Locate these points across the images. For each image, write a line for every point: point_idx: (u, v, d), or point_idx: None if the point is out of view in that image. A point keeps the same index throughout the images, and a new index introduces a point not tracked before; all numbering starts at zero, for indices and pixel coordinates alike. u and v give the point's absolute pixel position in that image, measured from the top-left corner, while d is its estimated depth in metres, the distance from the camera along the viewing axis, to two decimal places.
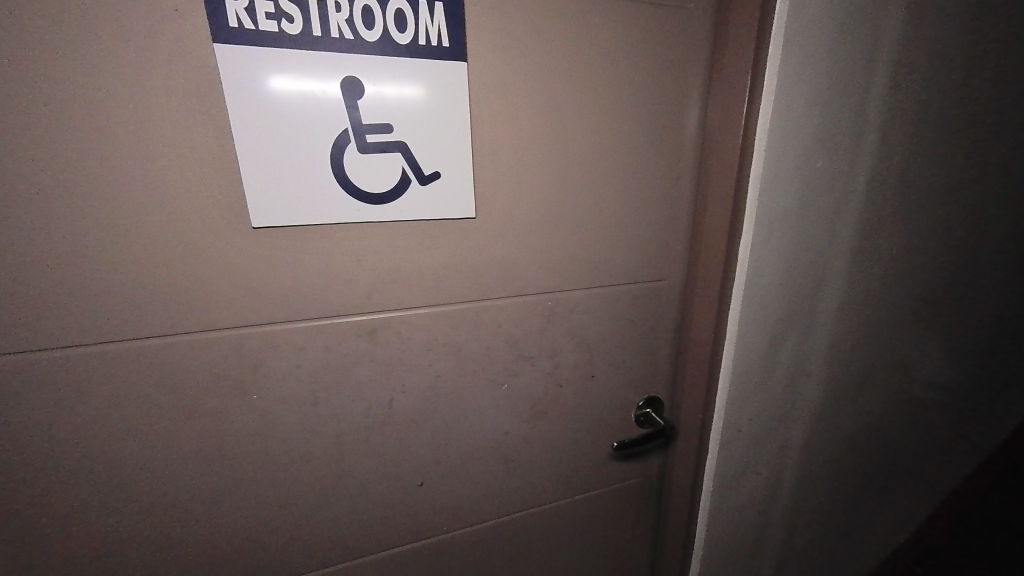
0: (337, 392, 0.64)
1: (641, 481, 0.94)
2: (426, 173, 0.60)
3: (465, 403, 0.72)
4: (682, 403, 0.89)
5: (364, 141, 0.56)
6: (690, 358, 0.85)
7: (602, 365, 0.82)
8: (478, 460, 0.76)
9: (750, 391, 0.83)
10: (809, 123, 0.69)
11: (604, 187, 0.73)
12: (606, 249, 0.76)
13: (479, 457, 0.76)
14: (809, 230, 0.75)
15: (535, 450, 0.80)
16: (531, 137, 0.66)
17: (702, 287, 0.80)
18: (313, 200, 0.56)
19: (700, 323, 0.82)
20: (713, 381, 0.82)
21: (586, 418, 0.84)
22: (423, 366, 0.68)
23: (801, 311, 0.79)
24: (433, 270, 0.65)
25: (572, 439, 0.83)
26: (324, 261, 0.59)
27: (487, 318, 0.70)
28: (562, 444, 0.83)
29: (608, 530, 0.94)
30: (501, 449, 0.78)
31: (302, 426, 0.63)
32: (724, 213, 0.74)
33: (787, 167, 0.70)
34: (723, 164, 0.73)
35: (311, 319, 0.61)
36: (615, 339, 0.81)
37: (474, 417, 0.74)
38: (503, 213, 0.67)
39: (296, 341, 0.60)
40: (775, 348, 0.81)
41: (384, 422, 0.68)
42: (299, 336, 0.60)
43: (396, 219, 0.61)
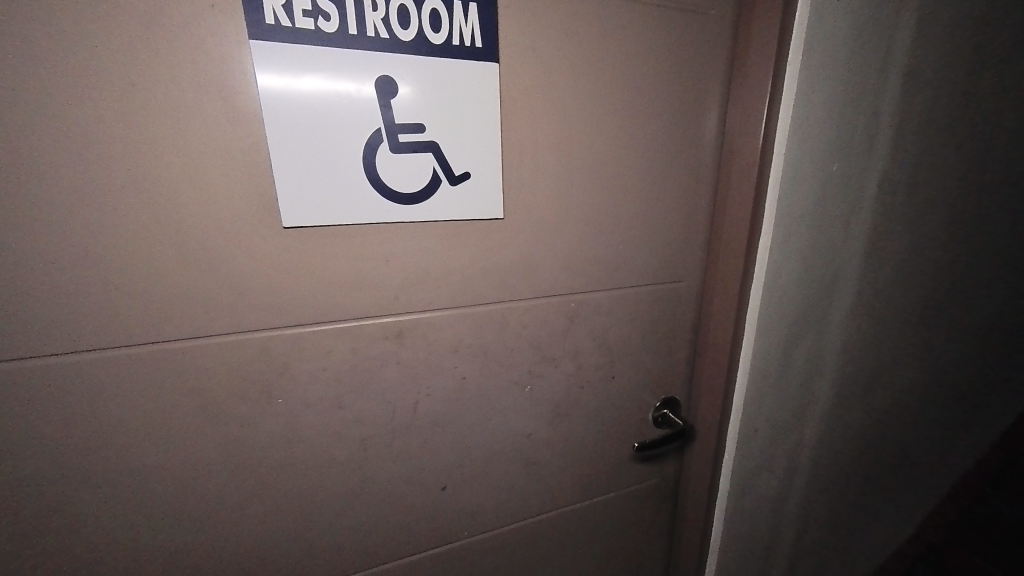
0: (363, 394, 0.63)
1: (658, 482, 0.94)
2: (456, 173, 0.60)
3: (489, 405, 0.72)
4: (699, 404, 0.90)
5: (397, 140, 0.56)
6: (708, 360, 0.86)
7: (623, 367, 0.82)
8: (501, 463, 0.75)
9: (766, 391, 0.84)
10: (828, 127, 0.70)
11: (628, 189, 0.74)
12: (628, 251, 0.77)
13: (502, 460, 0.75)
14: (825, 232, 0.76)
15: (556, 453, 0.80)
16: (559, 138, 0.66)
17: (720, 288, 0.81)
18: (345, 200, 0.55)
19: (718, 324, 0.83)
20: (730, 382, 0.83)
21: (606, 420, 0.83)
22: (448, 368, 0.67)
23: (817, 311, 0.81)
24: (460, 270, 0.65)
25: (593, 441, 0.83)
26: (353, 261, 0.58)
27: (512, 319, 0.70)
28: (582, 446, 0.82)
29: (626, 532, 0.93)
30: (523, 452, 0.77)
31: (327, 430, 0.62)
32: (744, 216, 0.75)
33: (804, 172, 0.72)
34: (743, 167, 0.74)
35: (340, 321, 0.60)
36: (636, 341, 0.82)
37: (498, 419, 0.73)
38: (530, 214, 0.67)
39: (324, 343, 0.59)
40: (792, 348, 0.82)
41: (409, 426, 0.67)
42: (327, 337, 0.59)
43: (426, 219, 0.60)
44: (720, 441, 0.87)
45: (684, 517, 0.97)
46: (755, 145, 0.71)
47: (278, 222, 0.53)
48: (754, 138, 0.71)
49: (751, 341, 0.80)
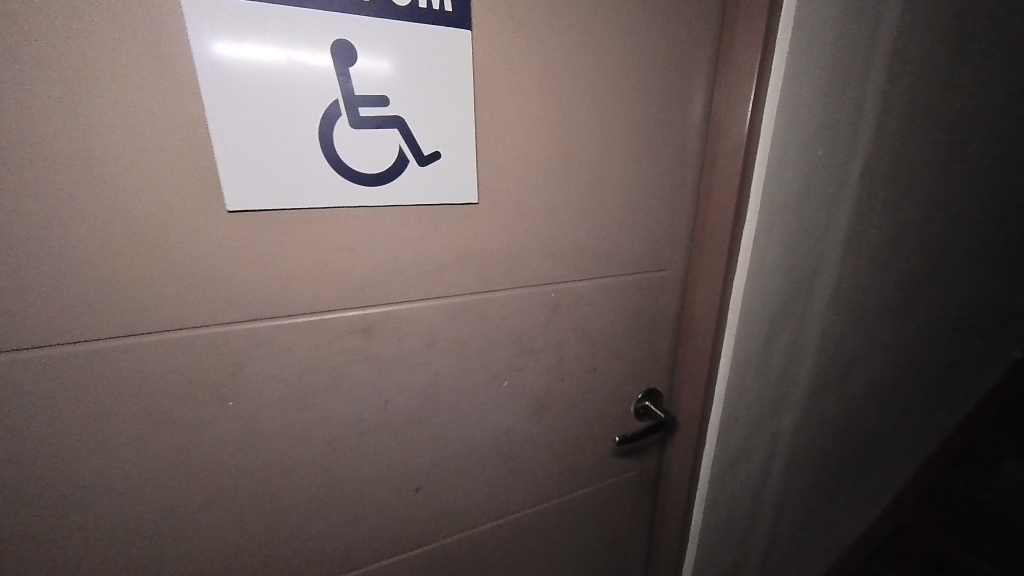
0: (328, 394, 0.58)
1: (640, 475, 0.93)
2: (425, 153, 0.55)
3: (466, 402, 0.68)
4: (681, 395, 0.88)
5: (357, 115, 0.50)
6: (692, 350, 0.84)
7: (605, 359, 0.79)
8: (479, 461, 0.72)
9: (749, 381, 0.83)
10: (813, 109, 0.68)
11: (611, 174, 0.70)
12: (611, 239, 0.73)
13: (480, 458, 0.72)
14: (809, 219, 0.75)
15: (536, 448, 0.78)
16: (539, 116, 0.61)
17: (703, 278, 0.79)
18: (299, 181, 0.49)
19: (701, 314, 0.81)
20: (713, 372, 0.82)
21: (588, 414, 0.81)
22: (421, 363, 0.63)
23: (799, 300, 0.80)
24: (432, 260, 0.60)
25: (574, 435, 0.81)
26: (312, 250, 0.53)
27: (490, 311, 0.66)
28: (564, 440, 0.80)
29: (607, 524, 0.92)
30: (503, 448, 0.74)
31: (289, 433, 0.58)
32: (729, 202, 0.72)
33: (792, 157, 0.69)
34: (729, 152, 0.71)
35: (297, 315, 0.54)
36: (619, 332, 0.79)
37: (476, 416, 0.70)
38: (508, 199, 0.62)
39: (282, 340, 0.54)
40: (773, 338, 0.81)
41: (380, 426, 0.63)
42: (285, 334, 0.54)
43: (393, 204, 0.55)
44: (702, 432, 0.86)
45: (665, 509, 0.95)
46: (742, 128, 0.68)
47: (222, 206, 0.47)
48: (740, 121, 0.68)
49: (733, 331, 0.78)
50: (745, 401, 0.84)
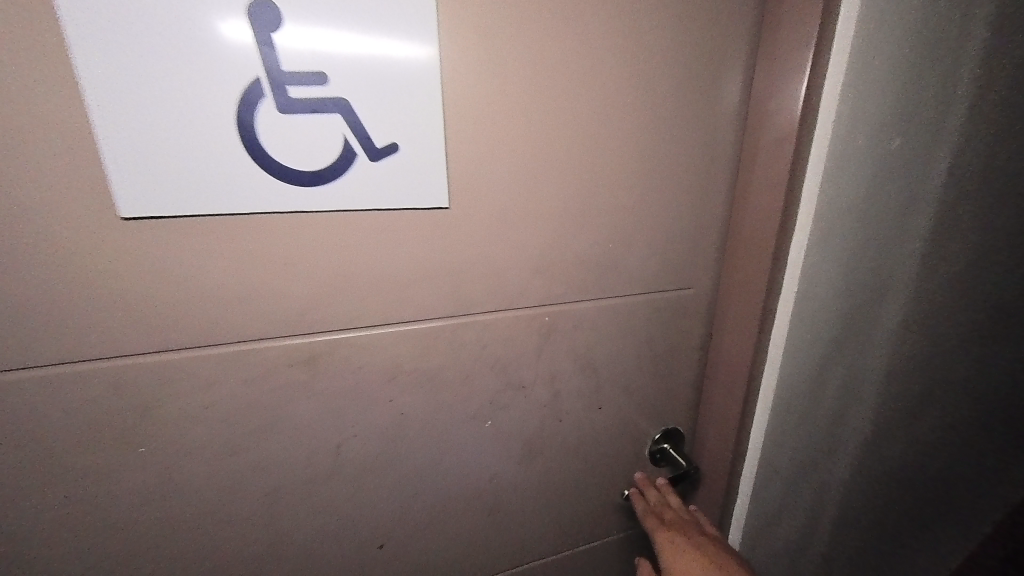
0: (262, 440, 0.47)
1: None
2: (378, 145, 0.43)
3: (440, 446, 0.56)
4: (708, 437, 0.74)
5: (286, 96, 0.39)
6: (723, 385, 0.69)
7: (612, 393, 0.66)
8: (456, 513, 0.61)
9: (795, 426, 0.67)
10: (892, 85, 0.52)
11: (625, 171, 0.56)
12: (623, 251, 0.60)
13: (458, 509, 0.61)
14: None
15: (527, 497, 0.65)
16: (529, 96, 0.48)
17: (737, 299, 0.65)
18: (214, 180, 0.39)
19: (733, 342, 0.67)
20: (747, 413, 0.67)
21: (591, 457, 0.68)
22: (382, 402, 0.51)
23: None
24: (391, 276, 0.47)
25: (574, 481, 0.68)
26: (237, 266, 0.42)
27: (468, 339, 0.53)
28: (561, 488, 0.68)
29: None
30: (487, 497, 0.62)
31: (218, 486, 0.47)
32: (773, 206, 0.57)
33: (858, 147, 0.54)
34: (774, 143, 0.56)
35: (224, 343, 0.44)
36: (630, 363, 0.66)
37: (453, 461, 0.58)
38: (489, 200, 0.49)
39: (206, 373, 0.44)
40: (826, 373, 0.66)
41: (332, 474, 0.52)
42: (209, 366, 0.44)
43: (340, 209, 0.43)
44: (732, 480, 0.71)
45: None
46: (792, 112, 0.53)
47: (115, 213, 0.37)
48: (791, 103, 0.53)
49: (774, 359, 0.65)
50: (793, 449, 0.68)
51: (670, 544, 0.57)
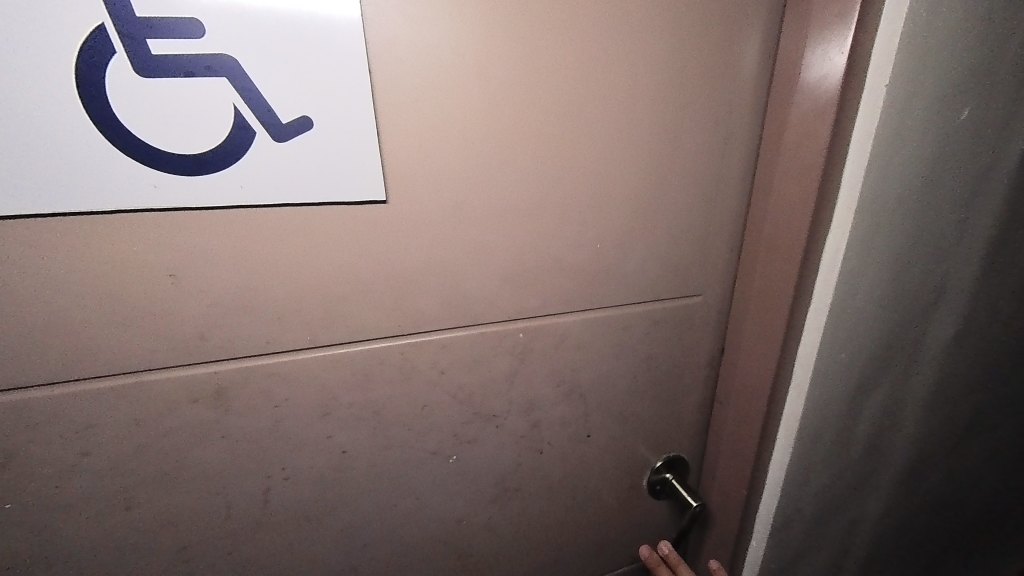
0: (148, 502, 0.36)
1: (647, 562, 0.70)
2: (285, 120, 0.32)
3: (393, 496, 0.45)
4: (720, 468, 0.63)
5: (144, 52, 0.28)
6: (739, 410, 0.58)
7: (603, 418, 0.55)
8: (420, 565, 0.50)
9: (820, 455, 0.57)
10: (960, 41, 0.41)
11: (615, 157, 0.45)
12: (613, 254, 0.48)
13: (422, 561, 0.50)
14: (931, 220, 0.48)
15: (507, 539, 0.55)
16: (490, 56, 0.37)
17: (756, 309, 0.53)
18: (48, 169, 0.27)
19: (748, 360, 0.55)
20: (765, 444, 0.56)
21: (579, 495, 0.58)
22: (311, 447, 0.40)
23: (903, 339, 0.53)
24: (313, 291, 0.37)
25: (561, 517, 0.58)
26: (87, 278, 0.30)
27: (421, 363, 0.42)
28: (547, 525, 0.57)
29: None
30: (455, 544, 0.51)
31: (101, 566, 0.36)
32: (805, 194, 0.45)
33: (910, 119, 0.43)
34: (806, 115, 0.44)
35: (102, 377, 0.32)
36: (622, 386, 0.55)
37: (412, 512, 0.47)
38: (441, 190, 0.38)
39: (81, 416, 0.32)
40: (861, 393, 0.55)
41: (252, 539, 0.40)
42: (84, 406, 0.32)
43: (234, 207, 0.32)
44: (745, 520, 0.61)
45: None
46: (832, 73, 0.41)
47: None
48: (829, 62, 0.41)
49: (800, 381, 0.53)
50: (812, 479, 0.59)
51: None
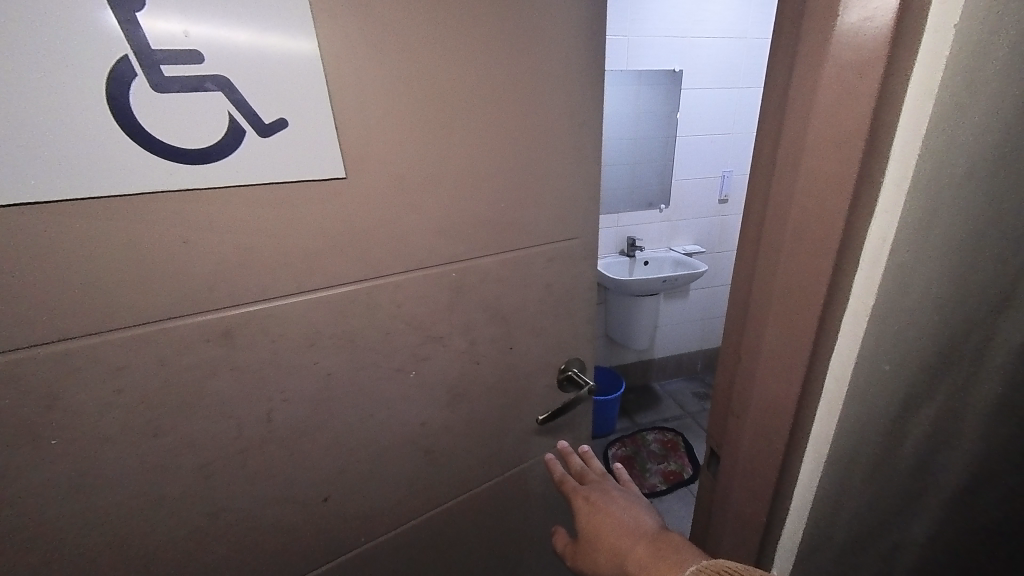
0: (188, 416, 0.44)
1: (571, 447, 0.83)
2: (265, 120, 0.42)
3: (371, 410, 0.56)
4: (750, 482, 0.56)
5: (159, 75, 0.37)
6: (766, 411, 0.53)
7: (523, 335, 0.67)
8: (399, 460, 0.61)
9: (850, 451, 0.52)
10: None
11: (523, 136, 0.57)
12: (525, 210, 0.61)
13: (399, 457, 0.61)
14: (983, 204, 0.42)
15: (465, 439, 0.67)
16: (423, 72, 0.48)
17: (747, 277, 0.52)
18: (94, 161, 0.36)
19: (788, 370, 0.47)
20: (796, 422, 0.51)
21: (508, 404, 0.69)
22: (304, 366, 0.50)
23: (950, 334, 0.47)
24: (300, 242, 0.46)
25: (509, 419, 0.70)
26: (146, 230, 0.39)
27: (384, 301, 0.53)
28: (497, 427, 0.69)
29: (555, 507, 0.82)
30: (422, 443, 0.62)
31: (155, 468, 0.44)
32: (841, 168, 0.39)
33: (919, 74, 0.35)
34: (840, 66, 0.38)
35: (131, 326, 0.40)
36: (532, 305, 0.67)
37: (385, 421, 0.58)
38: (387, 166, 0.49)
39: (117, 359, 0.40)
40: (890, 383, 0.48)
41: (263, 449, 0.50)
42: (118, 350, 0.40)
43: (234, 185, 0.42)
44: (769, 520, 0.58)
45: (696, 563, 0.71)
46: (880, 16, 0.35)
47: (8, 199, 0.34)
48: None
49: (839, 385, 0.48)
50: (829, 478, 0.54)
51: (590, 510, 0.54)
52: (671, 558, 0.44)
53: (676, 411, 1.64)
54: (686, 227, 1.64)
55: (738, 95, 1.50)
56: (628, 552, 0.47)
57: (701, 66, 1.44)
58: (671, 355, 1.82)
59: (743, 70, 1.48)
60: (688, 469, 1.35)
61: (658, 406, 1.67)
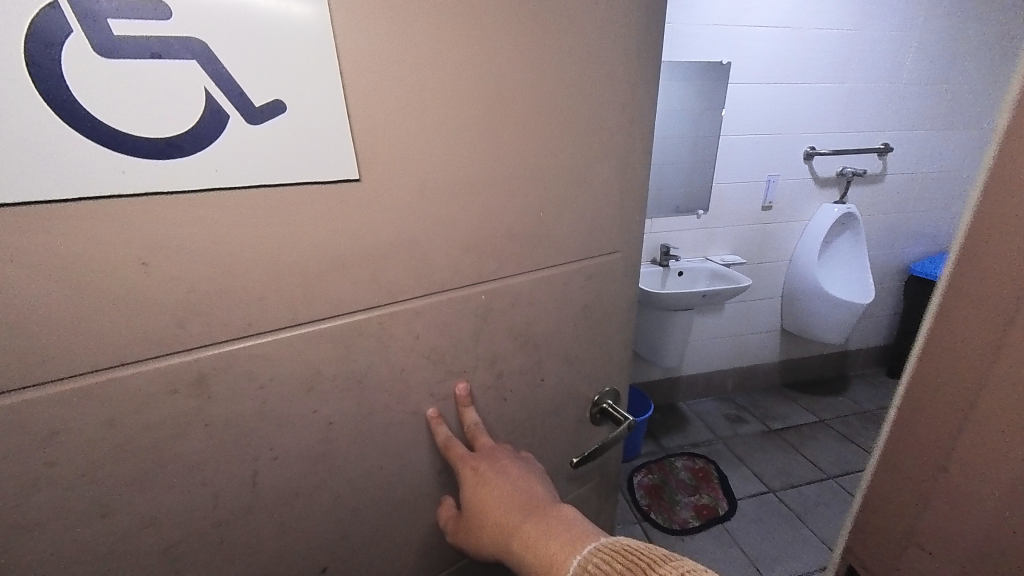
0: (149, 487, 0.34)
1: (599, 485, 0.74)
2: (256, 104, 0.31)
3: (380, 462, 0.46)
4: None
5: (106, 35, 0.26)
6: None
7: (557, 365, 0.57)
8: (411, 517, 0.50)
9: None
10: None
11: (569, 130, 0.47)
12: (567, 219, 0.51)
13: (411, 514, 0.50)
14: None
15: None
16: (456, 45, 0.38)
17: None
18: (12, 153, 0.25)
19: None
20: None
21: (535, 445, 0.59)
22: (299, 416, 0.39)
23: None
24: (293, 260, 0.35)
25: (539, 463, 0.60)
26: (86, 248, 0.28)
27: (399, 332, 0.43)
28: None
29: None
30: (437, 496, 0.52)
31: (102, 558, 0.34)
32: None
33: None
34: None
35: (69, 379, 0.30)
36: (568, 329, 0.56)
37: (396, 473, 0.48)
38: (408, 162, 0.38)
39: (49, 423, 0.29)
40: None
41: (246, 520, 0.39)
42: (51, 412, 0.30)
43: (213, 189, 0.31)
44: None
45: None
46: None
47: None
48: None
49: None
50: None
51: (478, 484, 0.46)
52: (563, 535, 0.41)
53: (707, 435, 1.52)
54: (723, 235, 1.51)
55: (787, 93, 1.37)
56: (517, 527, 0.43)
57: (749, 59, 1.30)
58: (699, 371, 1.70)
59: (795, 64, 1.34)
60: (722, 504, 1.24)
61: (687, 429, 1.56)
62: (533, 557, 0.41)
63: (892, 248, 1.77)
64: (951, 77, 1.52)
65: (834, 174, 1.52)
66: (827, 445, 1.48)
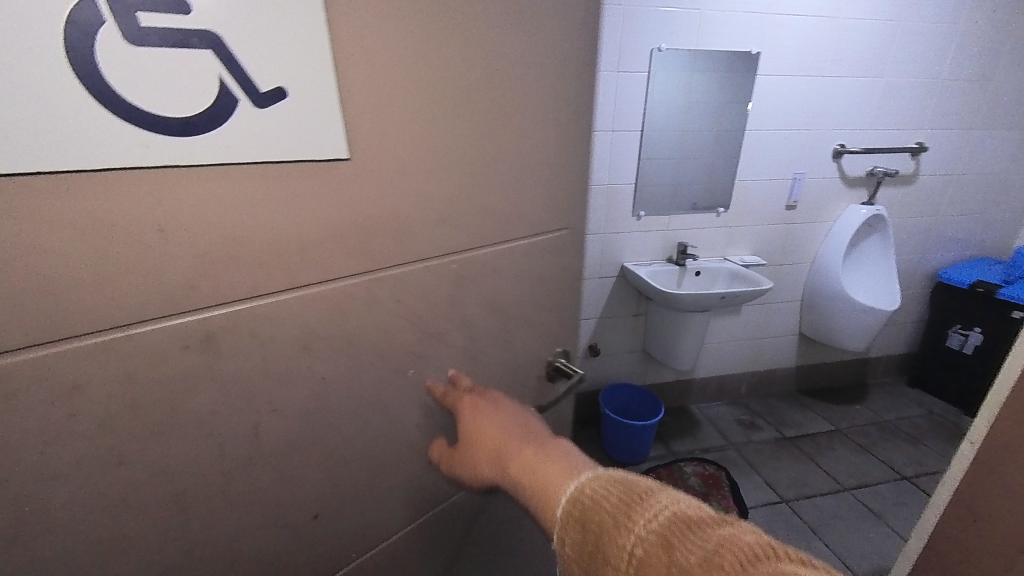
0: (160, 434, 0.38)
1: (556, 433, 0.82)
2: (261, 89, 0.35)
3: (365, 420, 0.49)
4: None
5: (133, 25, 0.30)
6: None
7: (520, 329, 0.61)
8: (395, 472, 0.54)
9: None
10: None
11: (533, 110, 0.51)
12: (530, 192, 0.54)
13: (395, 469, 0.54)
14: None
15: None
16: (434, 26, 0.40)
17: None
18: (53, 128, 0.29)
19: None
20: None
21: None
22: (291, 373, 0.43)
23: None
24: (286, 223, 0.39)
25: None
26: (110, 211, 0.32)
27: (383, 295, 0.45)
28: None
29: None
30: (419, 453, 0.55)
31: (116, 501, 0.37)
32: None
33: None
34: None
35: (92, 333, 0.33)
36: (530, 296, 0.61)
37: (381, 431, 0.51)
38: (389, 134, 0.41)
39: (74, 373, 0.33)
40: None
41: (245, 468, 0.43)
42: (73, 364, 0.33)
43: (222, 163, 0.35)
44: None
45: None
46: None
47: None
48: None
49: None
50: None
51: (474, 415, 0.51)
52: (562, 466, 0.42)
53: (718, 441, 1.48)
54: (745, 235, 1.45)
55: (816, 84, 1.30)
56: (514, 456, 0.46)
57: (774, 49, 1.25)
58: (713, 374, 1.65)
59: (824, 55, 1.27)
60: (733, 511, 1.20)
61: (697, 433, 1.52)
62: (531, 481, 0.43)
63: (930, 252, 1.66)
64: (1000, 67, 1.41)
65: (864, 173, 1.44)
66: (842, 455, 1.42)
